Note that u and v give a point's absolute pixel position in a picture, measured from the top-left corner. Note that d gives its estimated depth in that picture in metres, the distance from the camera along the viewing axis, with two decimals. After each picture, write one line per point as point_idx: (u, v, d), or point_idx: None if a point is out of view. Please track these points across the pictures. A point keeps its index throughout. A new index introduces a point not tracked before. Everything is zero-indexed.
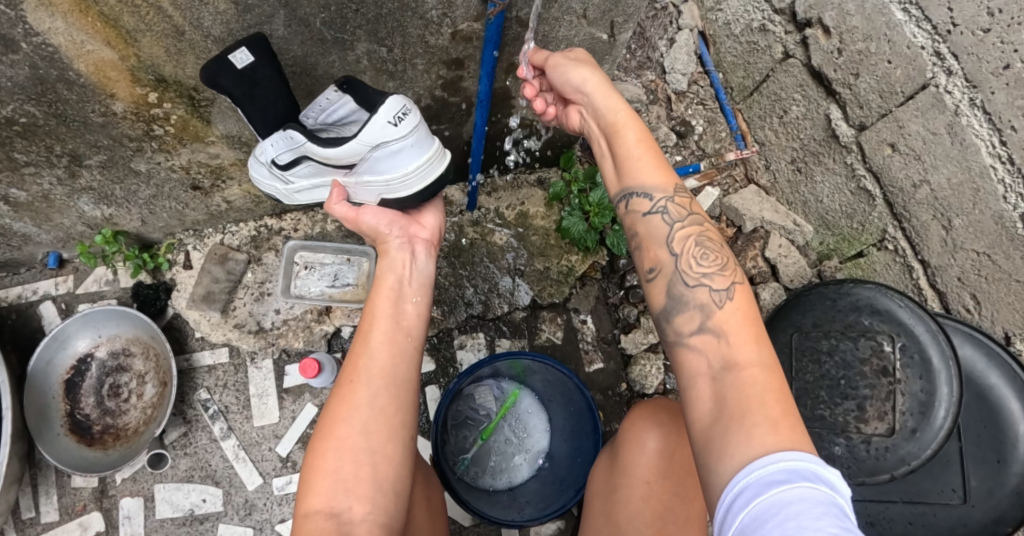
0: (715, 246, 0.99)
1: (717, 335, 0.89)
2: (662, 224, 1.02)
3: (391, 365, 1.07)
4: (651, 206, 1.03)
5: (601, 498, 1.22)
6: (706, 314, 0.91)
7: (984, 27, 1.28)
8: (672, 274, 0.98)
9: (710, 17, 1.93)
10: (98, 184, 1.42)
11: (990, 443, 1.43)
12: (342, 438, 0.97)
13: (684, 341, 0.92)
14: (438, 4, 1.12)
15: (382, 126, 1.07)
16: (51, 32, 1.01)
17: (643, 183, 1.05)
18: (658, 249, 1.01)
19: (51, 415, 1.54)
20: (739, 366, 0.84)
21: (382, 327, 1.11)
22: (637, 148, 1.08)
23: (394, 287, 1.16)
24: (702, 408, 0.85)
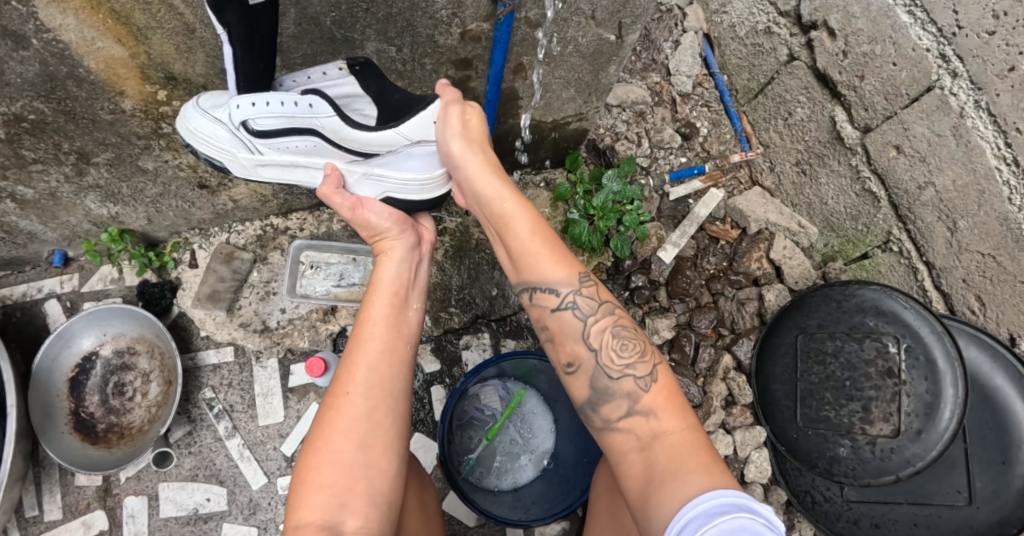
0: (633, 335, 1.05)
1: (645, 416, 0.98)
2: (575, 320, 1.06)
3: (389, 376, 1.06)
4: (558, 301, 1.07)
5: (605, 496, 1.21)
6: (633, 400, 1.00)
7: (989, 30, 1.29)
8: (592, 369, 1.04)
9: (715, 19, 1.95)
10: (105, 182, 1.42)
11: (995, 444, 1.43)
12: (338, 453, 0.97)
13: (613, 426, 1.01)
14: (448, 4, 1.13)
15: (429, 124, 1.10)
16: (62, 28, 1.02)
17: (544, 279, 1.08)
18: (575, 343, 1.06)
19: (55, 413, 1.54)
20: (663, 436, 0.95)
21: (381, 334, 1.09)
22: (529, 239, 1.08)
23: (397, 292, 1.14)
24: (634, 474, 0.95)
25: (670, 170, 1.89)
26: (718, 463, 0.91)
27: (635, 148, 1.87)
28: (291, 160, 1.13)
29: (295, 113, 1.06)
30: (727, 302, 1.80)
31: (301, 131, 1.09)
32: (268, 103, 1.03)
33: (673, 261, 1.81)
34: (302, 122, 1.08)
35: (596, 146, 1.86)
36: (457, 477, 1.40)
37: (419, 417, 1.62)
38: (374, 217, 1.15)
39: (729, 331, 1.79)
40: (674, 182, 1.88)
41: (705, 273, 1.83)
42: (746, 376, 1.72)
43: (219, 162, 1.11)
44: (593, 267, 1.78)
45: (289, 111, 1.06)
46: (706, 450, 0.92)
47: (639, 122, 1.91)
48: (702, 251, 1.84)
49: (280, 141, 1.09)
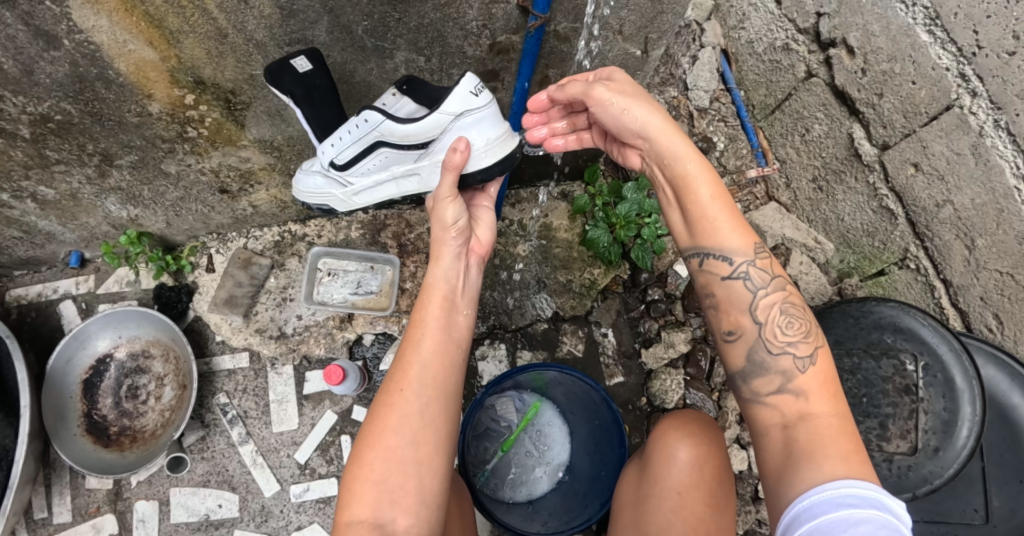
0: (801, 313, 0.97)
1: (796, 395, 0.91)
2: (745, 291, 0.99)
3: (441, 377, 1.00)
4: (732, 270, 0.99)
5: (630, 509, 1.18)
6: (787, 378, 0.93)
7: (1010, 50, 1.30)
8: (753, 339, 0.97)
9: (732, 35, 1.96)
10: (127, 185, 1.42)
11: (1013, 463, 1.43)
12: (390, 450, 0.92)
13: (761, 399, 0.94)
14: (479, 16, 1.14)
15: (465, 95, 1.08)
16: (95, 30, 1.02)
17: (720, 246, 0.99)
18: (739, 314, 0.99)
19: (69, 415, 1.52)
20: (809, 416, 0.88)
21: (435, 336, 1.03)
22: (709, 198, 0.99)
23: (447, 296, 1.07)
24: (773, 451, 0.89)
25: None
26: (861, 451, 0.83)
27: None
28: (382, 181, 1.22)
29: (356, 136, 1.14)
30: None
31: (369, 149, 1.16)
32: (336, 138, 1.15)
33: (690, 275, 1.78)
34: (366, 139, 1.14)
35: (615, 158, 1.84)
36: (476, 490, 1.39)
37: None
38: (450, 214, 1.09)
39: None
40: None
41: None
42: None
43: (328, 205, 1.29)
44: (610, 279, 1.75)
45: (352, 137, 1.14)
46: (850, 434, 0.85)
47: None
48: None
49: (361, 165, 1.18)
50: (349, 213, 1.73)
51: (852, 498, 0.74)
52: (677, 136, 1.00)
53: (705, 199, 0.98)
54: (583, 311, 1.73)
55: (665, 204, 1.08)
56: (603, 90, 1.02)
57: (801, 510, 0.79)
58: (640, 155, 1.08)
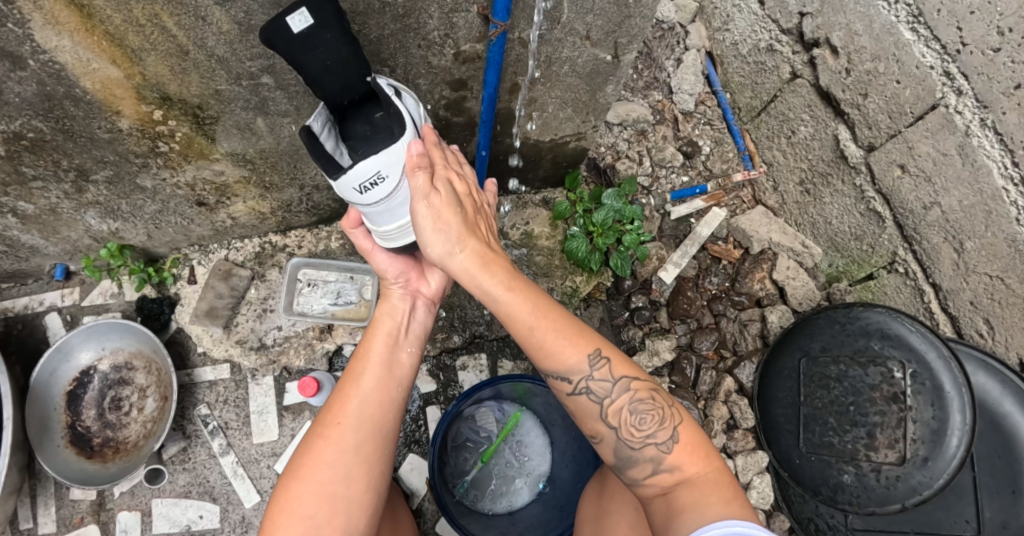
0: (656, 404, 1.00)
1: (670, 470, 0.96)
2: (591, 404, 1.01)
3: (380, 412, 1.03)
4: (573, 387, 1.01)
5: (591, 520, 1.17)
6: (656, 462, 0.97)
7: (995, 47, 1.26)
8: (616, 441, 1.02)
9: (717, 37, 1.93)
10: (105, 199, 1.43)
11: (1005, 473, 1.39)
12: (321, 481, 0.93)
13: (639, 482, 1.00)
14: (440, 25, 1.13)
15: (349, 186, 0.97)
16: (58, 50, 1.03)
17: (559, 369, 1.01)
18: (594, 423, 1.03)
19: (52, 427, 1.54)
20: (686, 480, 0.95)
21: (374, 373, 1.07)
22: (537, 322, 0.97)
23: (392, 333, 1.13)
24: (658, 511, 0.97)
25: (671, 190, 1.86)
26: (737, 496, 0.92)
27: (637, 167, 1.85)
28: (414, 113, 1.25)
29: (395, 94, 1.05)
30: (729, 323, 1.76)
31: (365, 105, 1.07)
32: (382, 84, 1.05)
33: (675, 281, 1.78)
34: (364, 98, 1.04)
35: (597, 164, 1.83)
36: (447, 503, 1.38)
37: (413, 437, 1.61)
38: (381, 264, 1.17)
39: (731, 353, 1.76)
40: (675, 201, 1.85)
41: (707, 293, 1.80)
42: (747, 399, 1.69)
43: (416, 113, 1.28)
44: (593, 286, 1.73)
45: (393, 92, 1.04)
46: (727, 484, 0.94)
47: (640, 140, 1.88)
48: (704, 271, 1.81)
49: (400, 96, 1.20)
50: (329, 223, 1.75)
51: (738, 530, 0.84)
52: (517, 298, 0.96)
53: (529, 327, 0.97)
54: None
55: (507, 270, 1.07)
56: (421, 209, 0.96)
57: None
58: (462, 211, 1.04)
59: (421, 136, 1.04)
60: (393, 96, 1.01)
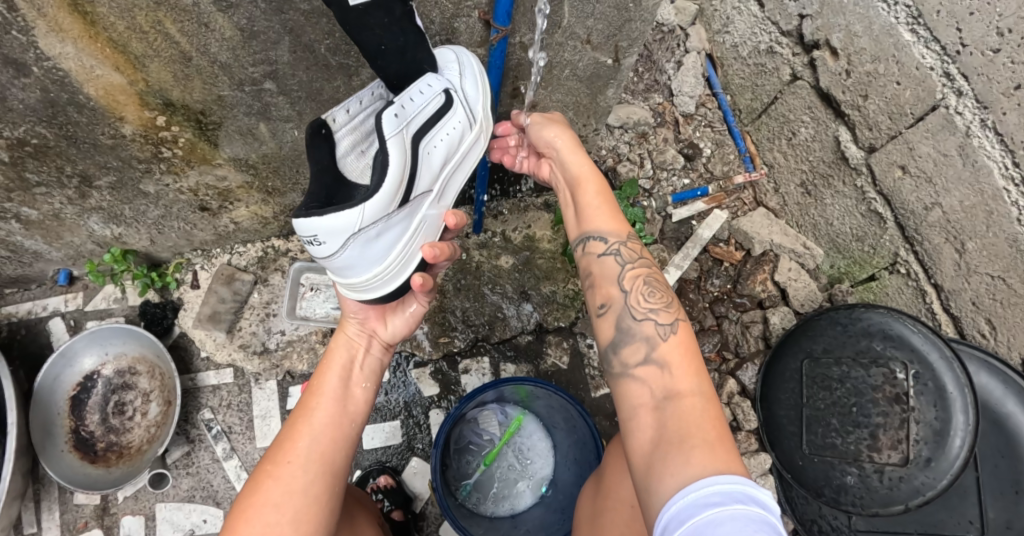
0: (663, 287, 1.02)
1: (659, 367, 0.91)
2: (614, 266, 1.05)
3: (331, 449, 0.98)
4: (605, 248, 1.06)
5: (589, 521, 1.18)
6: (651, 346, 0.94)
7: (994, 48, 1.26)
8: (621, 309, 1.01)
9: (717, 39, 1.94)
10: (108, 204, 1.44)
11: (1008, 473, 1.39)
12: (268, 523, 0.88)
13: (630, 372, 0.94)
14: (441, 30, 1.14)
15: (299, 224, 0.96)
16: (61, 57, 1.04)
17: (599, 229, 1.08)
18: (608, 288, 1.04)
19: (56, 432, 1.55)
20: (677, 395, 0.86)
21: (328, 408, 1.02)
22: (584, 172, 1.11)
23: (348, 367, 1.08)
24: (643, 433, 0.85)
25: (673, 192, 1.86)
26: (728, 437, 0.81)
27: (638, 169, 1.85)
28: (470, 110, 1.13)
29: (416, 115, 0.99)
30: (731, 325, 1.76)
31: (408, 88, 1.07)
32: (418, 89, 1.00)
33: (676, 283, 1.77)
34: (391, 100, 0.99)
35: (598, 167, 1.84)
36: (449, 506, 1.37)
37: (416, 440, 1.61)
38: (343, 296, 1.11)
39: (733, 355, 1.76)
40: (677, 203, 1.85)
41: (709, 295, 1.80)
42: (750, 401, 1.69)
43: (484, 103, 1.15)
44: None
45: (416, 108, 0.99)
46: (718, 421, 0.82)
47: (642, 143, 1.88)
48: (706, 273, 1.81)
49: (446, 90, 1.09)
50: None
51: (716, 497, 0.69)
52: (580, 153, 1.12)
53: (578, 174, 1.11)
54: (567, 322, 1.70)
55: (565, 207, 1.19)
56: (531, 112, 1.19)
57: (671, 518, 0.72)
58: (549, 167, 1.21)
59: (397, 199, 0.99)
60: (395, 134, 0.96)
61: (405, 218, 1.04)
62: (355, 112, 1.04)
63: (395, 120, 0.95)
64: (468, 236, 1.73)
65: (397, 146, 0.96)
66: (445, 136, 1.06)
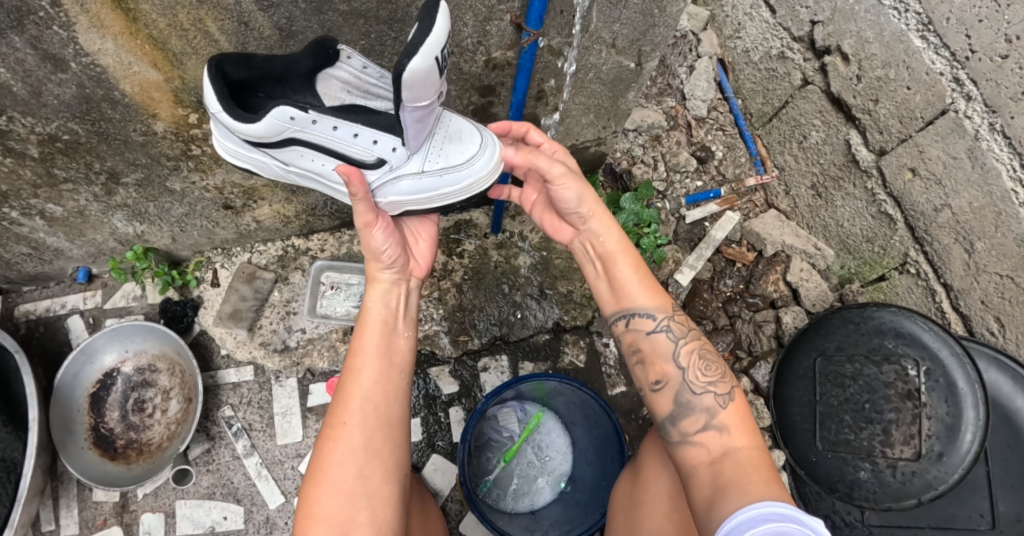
0: (716, 359, 1.10)
1: (719, 431, 1.00)
2: (667, 342, 1.11)
3: (385, 403, 1.05)
4: (654, 325, 1.13)
5: (624, 515, 1.22)
6: (711, 415, 1.02)
7: (1002, 54, 1.31)
8: (679, 385, 1.07)
9: (729, 45, 1.98)
10: (133, 202, 1.45)
11: (1018, 467, 1.43)
12: (337, 483, 0.96)
13: (689, 439, 1.02)
14: (473, 33, 1.16)
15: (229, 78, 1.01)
16: (100, 53, 1.05)
17: (642, 306, 1.14)
18: (663, 365, 1.10)
19: (76, 428, 1.55)
20: (731, 452, 0.96)
21: (373, 364, 1.08)
22: (618, 249, 1.17)
23: (386, 319, 1.14)
24: (701, 483, 0.95)
25: (686, 194, 1.90)
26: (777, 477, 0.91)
27: (652, 171, 1.89)
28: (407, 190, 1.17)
29: (313, 132, 1.06)
30: (744, 324, 1.80)
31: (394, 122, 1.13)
32: (353, 133, 1.09)
33: (690, 283, 1.81)
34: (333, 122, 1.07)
35: (613, 169, 1.87)
36: (476, 500, 1.39)
37: (436, 437, 1.62)
38: (378, 240, 1.12)
39: (746, 354, 1.80)
40: (690, 205, 1.89)
41: (722, 295, 1.83)
42: (764, 398, 1.71)
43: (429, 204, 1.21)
44: None
45: (320, 132, 1.07)
46: (768, 464, 0.93)
47: (655, 146, 1.92)
48: (719, 273, 1.84)
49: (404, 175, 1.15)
50: (351, 227, 1.76)
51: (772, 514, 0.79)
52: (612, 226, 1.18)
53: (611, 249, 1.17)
54: (584, 321, 1.73)
55: (591, 279, 1.23)
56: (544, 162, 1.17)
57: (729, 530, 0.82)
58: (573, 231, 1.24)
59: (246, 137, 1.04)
60: (276, 123, 1.02)
61: (245, 147, 1.09)
62: (369, 73, 1.14)
63: (286, 118, 1.02)
64: (487, 236, 1.76)
65: (269, 127, 1.01)
66: (322, 161, 1.13)
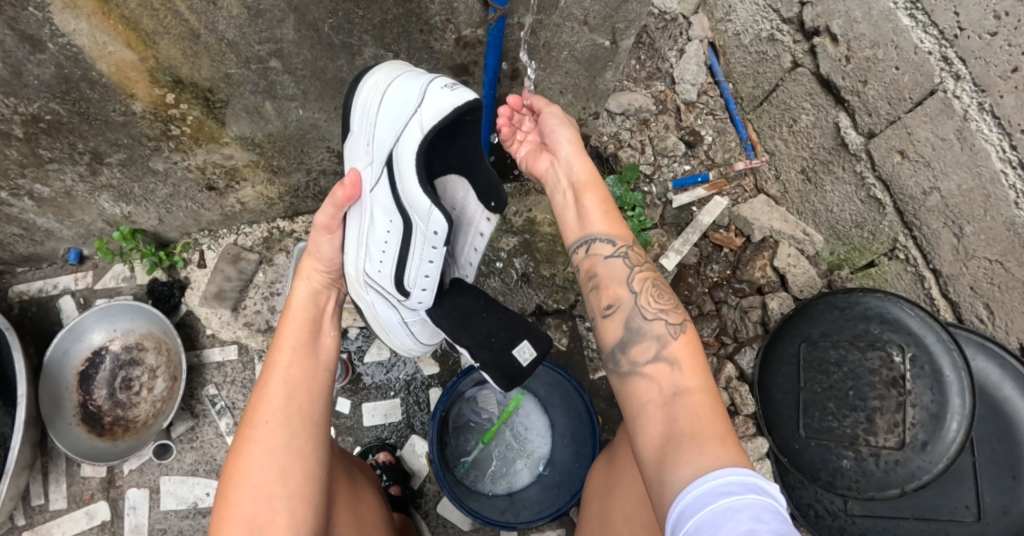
0: (668, 293, 1.12)
1: (668, 365, 1.00)
2: (622, 267, 1.15)
3: (302, 401, 1.12)
4: (612, 251, 1.17)
5: (597, 497, 1.24)
6: (661, 343, 1.03)
7: (991, 31, 1.27)
8: (630, 309, 1.10)
9: (720, 27, 1.95)
10: (118, 182, 1.48)
11: (1005, 458, 1.40)
12: (255, 483, 1.02)
13: (638, 368, 1.02)
14: (441, 10, 1.16)
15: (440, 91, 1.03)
16: (75, 33, 1.07)
17: (601, 233, 1.19)
18: (616, 288, 1.13)
19: (65, 405, 1.59)
20: (684, 393, 0.95)
21: (292, 361, 1.16)
22: (589, 179, 1.24)
23: (309, 316, 1.23)
24: (652, 431, 0.94)
25: (673, 178, 1.87)
26: (731, 432, 0.89)
27: (639, 156, 1.87)
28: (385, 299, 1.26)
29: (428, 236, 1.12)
30: (730, 310, 1.78)
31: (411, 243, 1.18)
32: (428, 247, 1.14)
33: (675, 268, 1.79)
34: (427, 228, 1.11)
35: (600, 153, 1.86)
36: (444, 478, 1.39)
37: (415, 418, 1.63)
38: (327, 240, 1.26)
39: (732, 340, 1.78)
40: (677, 189, 1.87)
41: (708, 281, 1.81)
42: (748, 385, 1.70)
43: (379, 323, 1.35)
44: None
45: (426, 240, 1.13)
46: (719, 413, 0.92)
47: (643, 130, 1.90)
48: (706, 259, 1.82)
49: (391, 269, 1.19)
50: None
51: (732, 487, 0.76)
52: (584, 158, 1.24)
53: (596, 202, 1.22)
54: (566, 305, 1.72)
55: (557, 209, 1.28)
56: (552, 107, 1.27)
57: (689, 503, 0.79)
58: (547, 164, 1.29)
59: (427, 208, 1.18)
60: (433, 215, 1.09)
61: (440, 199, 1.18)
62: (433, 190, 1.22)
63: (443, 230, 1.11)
64: None
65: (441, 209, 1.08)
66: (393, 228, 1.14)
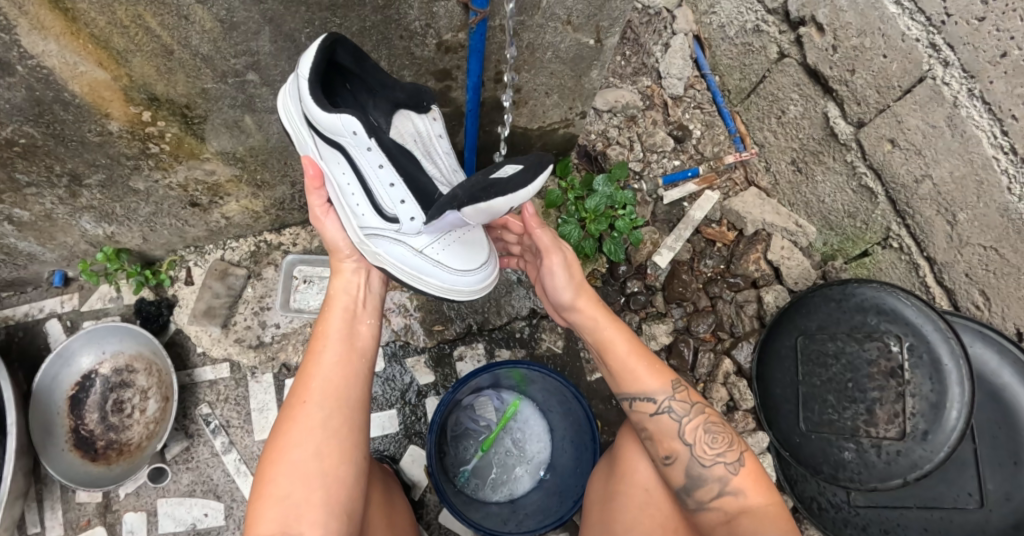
0: (721, 427, 1.16)
1: (734, 494, 1.09)
2: (672, 422, 1.15)
3: (344, 386, 1.09)
4: (656, 407, 1.16)
5: (598, 505, 1.23)
6: (724, 483, 1.10)
7: (979, 16, 1.25)
8: (688, 458, 1.13)
9: (704, 20, 1.93)
10: (99, 203, 1.45)
11: (1006, 444, 1.39)
12: (294, 462, 0.99)
13: (706, 505, 1.10)
14: (421, 15, 1.13)
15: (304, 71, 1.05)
16: (44, 55, 1.04)
17: (643, 389, 1.17)
18: (672, 441, 1.15)
19: (57, 431, 1.56)
20: (750, 509, 1.07)
21: (336, 348, 1.13)
22: (627, 351, 1.19)
23: (351, 305, 1.19)
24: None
25: (663, 174, 1.86)
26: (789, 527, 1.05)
27: (628, 153, 1.85)
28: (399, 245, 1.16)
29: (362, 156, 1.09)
30: (725, 306, 1.76)
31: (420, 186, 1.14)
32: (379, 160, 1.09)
33: (669, 265, 1.78)
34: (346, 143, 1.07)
35: (588, 152, 1.84)
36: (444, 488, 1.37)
37: (413, 428, 1.62)
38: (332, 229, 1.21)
39: (728, 335, 1.76)
40: (668, 185, 1.85)
41: (703, 276, 1.80)
42: (746, 380, 1.69)
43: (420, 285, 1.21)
44: (588, 273, 1.76)
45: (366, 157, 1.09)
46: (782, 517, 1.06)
47: (631, 126, 1.88)
48: (699, 254, 1.81)
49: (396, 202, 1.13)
50: None
51: None
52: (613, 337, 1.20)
53: (623, 349, 1.19)
54: None
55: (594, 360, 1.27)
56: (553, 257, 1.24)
57: None
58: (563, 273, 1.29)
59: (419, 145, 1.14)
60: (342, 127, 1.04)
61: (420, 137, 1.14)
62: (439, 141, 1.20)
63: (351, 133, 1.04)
64: None
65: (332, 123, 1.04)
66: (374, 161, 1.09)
